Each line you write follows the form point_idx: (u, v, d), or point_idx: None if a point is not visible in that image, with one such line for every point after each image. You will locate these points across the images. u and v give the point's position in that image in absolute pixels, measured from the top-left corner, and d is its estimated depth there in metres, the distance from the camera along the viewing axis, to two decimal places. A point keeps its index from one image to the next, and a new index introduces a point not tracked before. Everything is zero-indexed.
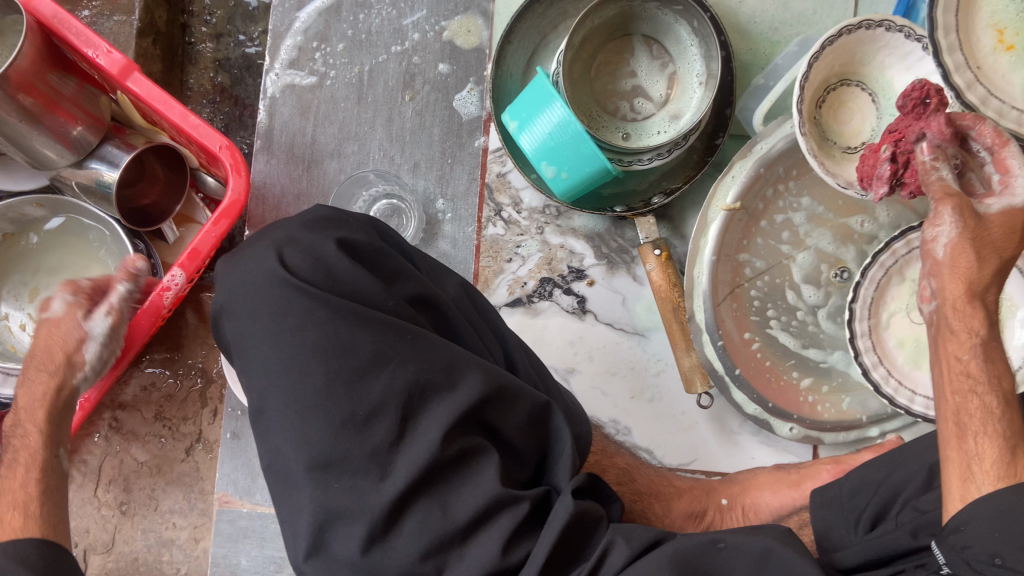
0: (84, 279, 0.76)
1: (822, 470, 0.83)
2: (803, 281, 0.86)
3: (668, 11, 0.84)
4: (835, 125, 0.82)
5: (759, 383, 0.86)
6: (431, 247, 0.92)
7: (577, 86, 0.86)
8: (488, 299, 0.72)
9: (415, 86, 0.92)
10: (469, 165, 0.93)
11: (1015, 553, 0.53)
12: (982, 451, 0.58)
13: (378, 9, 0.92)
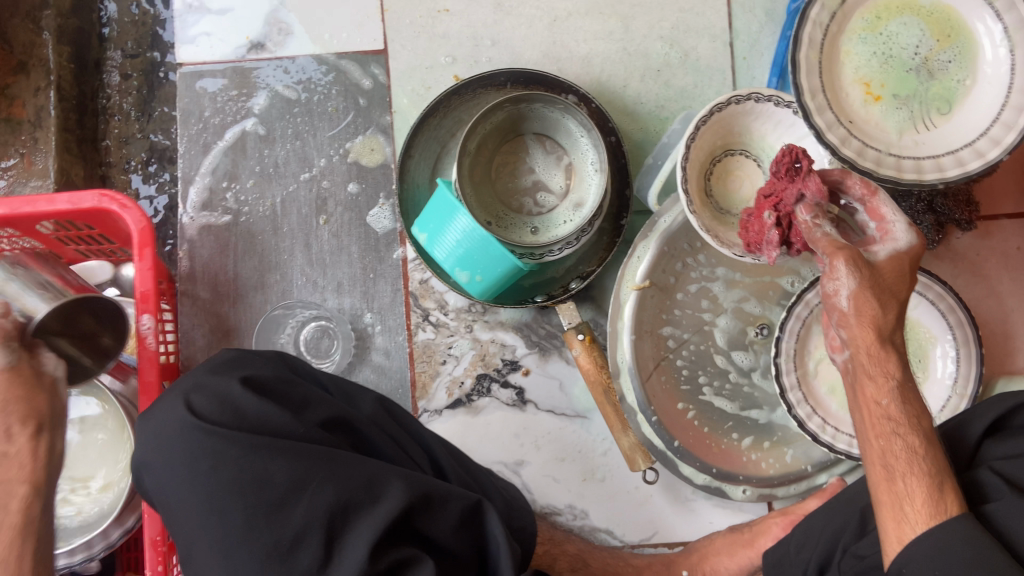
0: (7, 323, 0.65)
1: (773, 525, 0.85)
2: (727, 344, 0.89)
3: (554, 108, 0.87)
4: (727, 195, 0.85)
5: (701, 450, 0.87)
6: (365, 362, 0.94)
7: (480, 191, 0.89)
8: (406, 411, 0.75)
9: (329, 209, 0.95)
10: (392, 277, 0.95)
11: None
12: (913, 491, 0.55)
13: (282, 142, 0.95)
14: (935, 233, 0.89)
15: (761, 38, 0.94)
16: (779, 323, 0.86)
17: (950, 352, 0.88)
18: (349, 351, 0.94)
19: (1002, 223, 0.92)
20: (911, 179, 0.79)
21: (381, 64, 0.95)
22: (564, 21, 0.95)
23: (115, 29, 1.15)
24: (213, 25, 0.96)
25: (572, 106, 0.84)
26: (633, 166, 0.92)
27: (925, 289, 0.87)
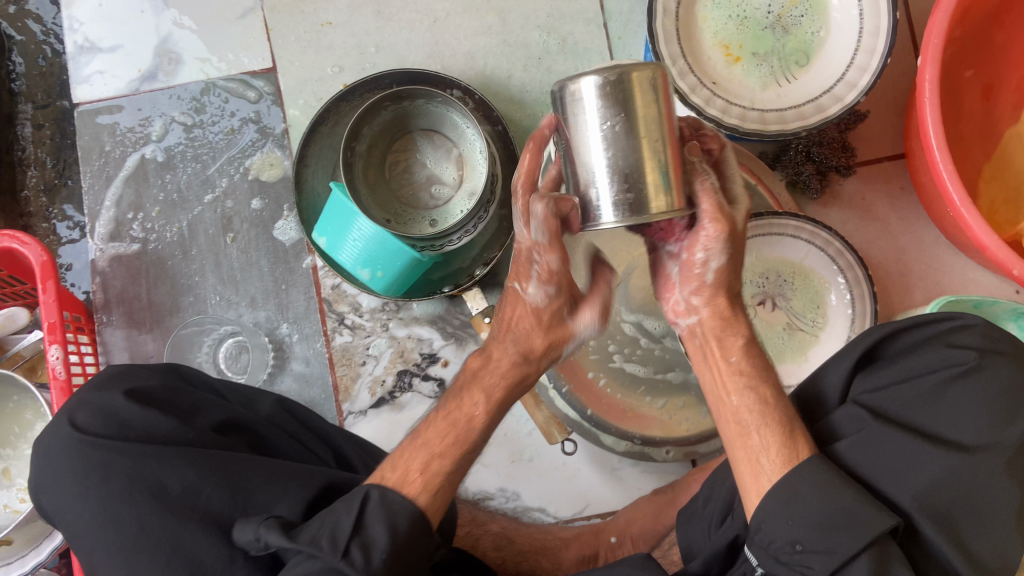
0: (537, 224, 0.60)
1: (693, 481, 0.86)
2: (633, 311, 0.90)
3: (435, 104, 0.90)
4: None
5: (614, 416, 0.89)
6: (285, 372, 0.96)
7: (375, 191, 0.92)
8: (311, 413, 0.77)
9: (234, 227, 0.98)
10: (304, 286, 0.97)
11: (812, 535, 0.52)
12: (766, 443, 0.57)
13: (183, 167, 0.99)
14: (819, 183, 0.92)
15: (633, 16, 0.98)
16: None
17: (845, 296, 0.91)
18: (268, 363, 0.96)
19: (884, 165, 0.95)
20: (775, 130, 0.83)
21: (273, 81, 0.99)
22: (444, 21, 0.99)
23: (24, 83, 1.06)
24: (105, 64, 1.01)
25: (449, 98, 0.87)
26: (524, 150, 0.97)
27: (813, 235, 0.89)
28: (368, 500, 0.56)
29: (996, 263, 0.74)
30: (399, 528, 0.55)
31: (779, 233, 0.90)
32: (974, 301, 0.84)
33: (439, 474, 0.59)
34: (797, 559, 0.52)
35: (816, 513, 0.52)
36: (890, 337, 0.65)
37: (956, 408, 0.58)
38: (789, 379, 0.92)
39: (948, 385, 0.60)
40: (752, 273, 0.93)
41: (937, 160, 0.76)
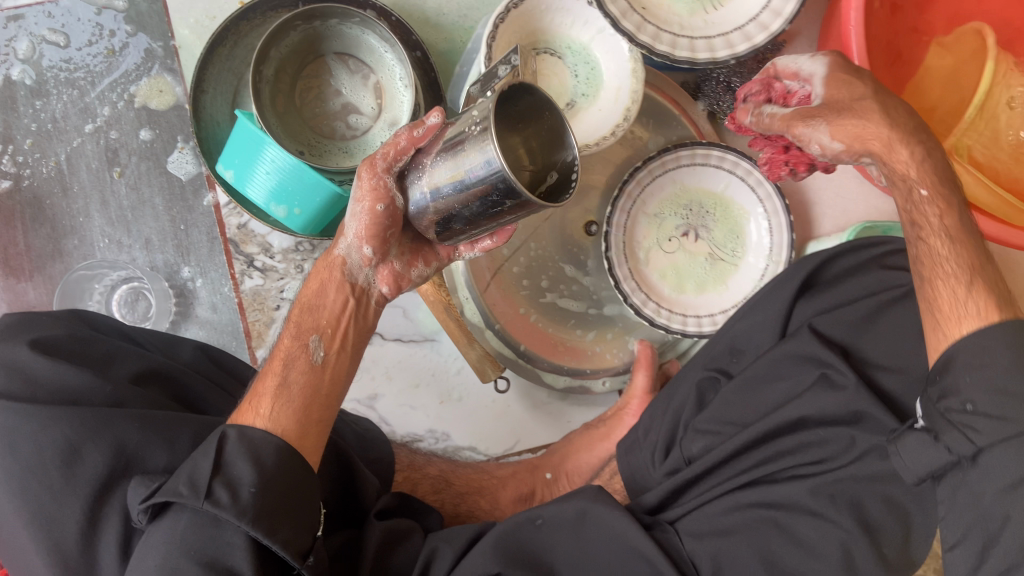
0: (386, 184, 0.58)
1: (625, 414, 0.86)
2: (564, 247, 0.90)
3: (350, 25, 0.83)
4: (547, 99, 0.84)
5: (548, 350, 0.89)
6: (190, 319, 0.89)
7: (284, 121, 0.84)
8: (235, 360, 0.75)
9: (121, 160, 0.88)
10: (206, 226, 0.89)
11: (986, 396, 0.50)
12: (940, 292, 0.56)
13: (57, 93, 0.87)
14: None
15: None
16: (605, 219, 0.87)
17: (762, 224, 0.88)
18: (170, 311, 0.89)
19: None
20: (705, 60, 0.81)
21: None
22: None
23: None
24: None
25: (368, 18, 0.80)
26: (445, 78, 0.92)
27: (734, 166, 0.87)
28: (226, 439, 0.53)
29: None
30: (266, 464, 0.53)
31: (696, 164, 0.88)
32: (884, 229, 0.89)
33: (280, 406, 0.57)
34: (958, 418, 0.51)
35: (1001, 374, 0.50)
36: (829, 263, 0.71)
37: (893, 329, 0.65)
38: (712, 308, 0.89)
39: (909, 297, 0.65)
40: (676, 205, 0.90)
41: None
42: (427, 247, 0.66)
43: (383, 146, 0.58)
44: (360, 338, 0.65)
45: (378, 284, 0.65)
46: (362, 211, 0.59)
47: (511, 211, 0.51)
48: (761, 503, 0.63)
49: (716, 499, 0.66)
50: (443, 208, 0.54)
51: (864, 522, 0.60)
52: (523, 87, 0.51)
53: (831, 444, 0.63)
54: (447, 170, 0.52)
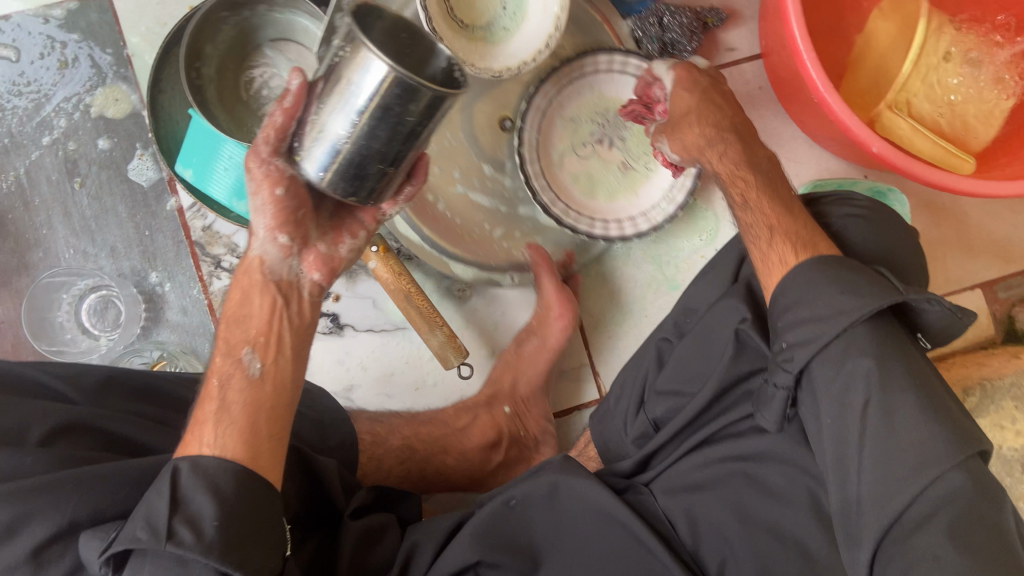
0: (277, 163, 0.58)
1: (554, 326, 0.88)
2: (475, 134, 0.90)
3: (276, 9, 0.84)
4: (471, 10, 0.84)
5: (454, 242, 0.90)
6: (160, 323, 0.89)
7: (222, 86, 0.84)
8: (167, 384, 0.70)
9: (81, 170, 0.89)
10: (170, 230, 0.89)
11: (795, 331, 0.61)
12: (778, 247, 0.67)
13: (11, 107, 0.88)
14: (660, 51, 0.91)
15: None
16: (519, 115, 0.86)
17: None
18: (139, 316, 0.89)
19: (743, 67, 0.99)
20: None
21: (106, 9, 0.88)
22: None
23: None
24: None
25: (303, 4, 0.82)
26: None
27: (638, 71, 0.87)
28: (178, 474, 0.51)
29: (857, 141, 0.80)
30: (225, 492, 0.52)
31: (615, 68, 0.88)
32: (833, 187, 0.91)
33: (225, 433, 0.55)
34: (782, 356, 0.61)
35: (807, 308, 0.60)
36: None
37: None
38: (621, 216, 0.91)
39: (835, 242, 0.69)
40: (592, 111, 0.91)
41: (800, 48, 0.80)
42: (350, 218, 0.65)
43: (262, 130, 0.57)
44: (300, 338, 0.63)
45: (302, 269, 0.64)
46: (263, 202, 0.59)
47: (426, 121, 0.52)
48: (731, 457, 0.66)
49: (687, 454, 0.69)
50: (353, 155, 0.53)
51: None
52: (375, 9, 0.53)
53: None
54: (336, 108, 0.52)
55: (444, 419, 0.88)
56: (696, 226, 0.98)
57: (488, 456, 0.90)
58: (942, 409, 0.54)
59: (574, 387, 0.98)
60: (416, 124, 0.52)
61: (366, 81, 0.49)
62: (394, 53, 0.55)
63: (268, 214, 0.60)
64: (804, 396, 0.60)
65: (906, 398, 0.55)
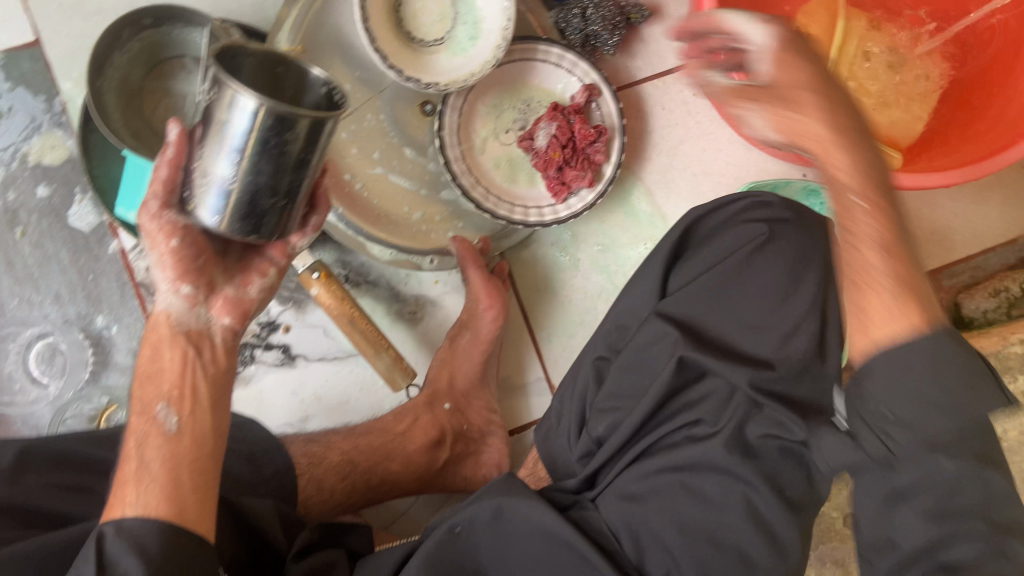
0: (166, 216, 0.64)
1: (484, 316, 0.89)
2: (396, 121, 0.90)
3: (142, 33, 0.81)
4: (417, 30, 0.87)
5: (381, 226, 0.89)
6: (109, 367, 0.90)
7: (128, 118, 0.82)
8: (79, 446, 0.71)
9: (21, 219, 0.88)
10: (114, 273, 0.90)
11: (906, 406, 0.53)
12: (873, 304, 0.55)
13: None
14: (582, 42, 0.96)
15: None
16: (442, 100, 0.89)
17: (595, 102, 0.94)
18: (87, 361, 0.89)
19: (677, 75, 1.01)
20: None
21: (37, 57, 0.88)
22: None
23: None
24: None
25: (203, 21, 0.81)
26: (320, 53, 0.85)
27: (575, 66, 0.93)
28: (103, 538, 0.56)
29: (784, 144, 0.82)
30: (151, 550, 0.55)
31: (542, 60, 0.93)
32: (772, 186, 0.92)
33: (146, 492, 0.58)
34: (877, 425, 0.55)
35: (914, 394, 0.53)
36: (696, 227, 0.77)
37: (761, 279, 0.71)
38: (542, 203, 0.96)
39: (756, 253, 0.72)
40: (512, 99, 0.96)
41: (724, 55, 0.81)
42: (256, 259, 0.71)
43: (151, 188, 0.64)
44: (217, 384, 0.67)
45: (205, 314, 0.68)
46: (161, 255, 0.64)
47: (312, 147, 0.61)
48: (670, 468, 0.68)
49: (630, 467, 0.71)
50: (243, 188, 0.60)
51: (762, 468, 0.66)
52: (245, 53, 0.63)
53: (711, 399, 0.69)
54: (217, 151, 0.60)
55: (384, 424, 0.88)
56: (641, 232, 1.00)
57: (434, 455, 0.90)
58: (1001, 469, 0.55)
59: (524, 402, 0.99)
60: (301, 153, 0.60)
61: (238, 115, 0.57)
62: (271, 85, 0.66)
63: (168, 267, 0.66)
64: (879, 471, 0.56)
65: (995, 489, 0.54)
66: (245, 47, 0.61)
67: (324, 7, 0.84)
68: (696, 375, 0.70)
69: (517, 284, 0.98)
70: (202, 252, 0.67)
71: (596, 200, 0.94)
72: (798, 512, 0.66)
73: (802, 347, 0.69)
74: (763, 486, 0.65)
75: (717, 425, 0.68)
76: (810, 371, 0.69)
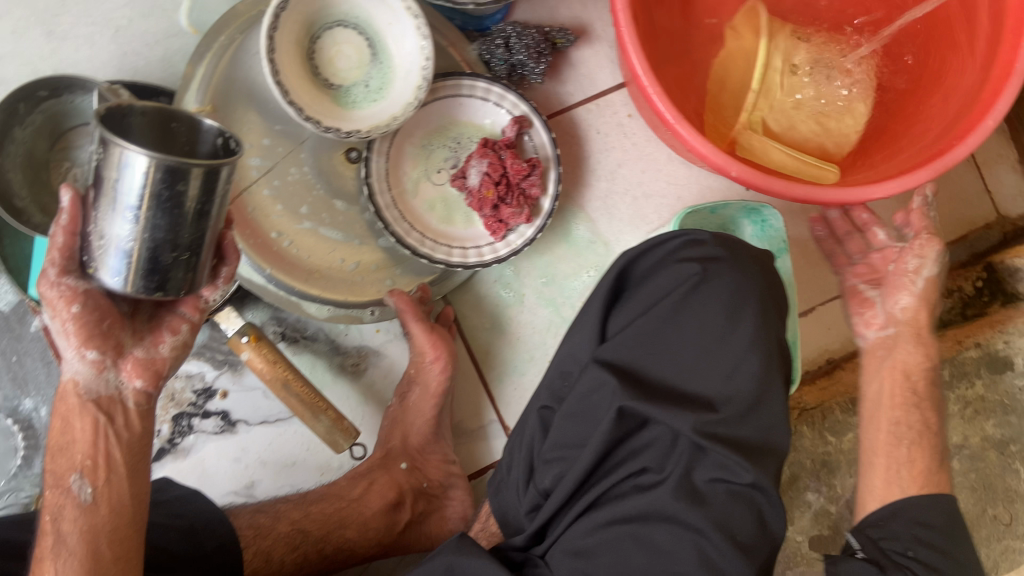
0: (66, 282, 0.64)
1: (430, 368, 0.86)
2: (321, 171, 0.87)
3: (41, 104, 0.78)
4: (334, 77, 0.84)
5: (318, 284, 0.87)
6: (41, 450, 0.87)
7: (37, 195, 0.80)
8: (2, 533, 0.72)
9: None
10: (38, 352, 0.86)
11: (922, 549, 0.70)
12: (913, 459, 0.77)
13: None
14: (509, 72, 0.93)
15: None
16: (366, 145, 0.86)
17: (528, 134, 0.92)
18: (17, 446, 0.86)
19: (611, 97, 0.98)
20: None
21: None
22: (126, 29, 0.87)
23: None
24: None
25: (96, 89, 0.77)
26: (233, 105, 0.82)
27: (501, 98, 0.90)
28: None
29: (715, 168, 0.78)
30: None
31: (468, 95, 0.90)
32: (709, 208, 0.91)
33: (67, 564, 0.64)
34: (884, 544, 0.71)
35: (943, 541, 0.71)
36: (629, 269, 0.74)
37: (696, 319, 0.68)
38: (480, 241, 0.93)
39: (692, 293, 0.69)
40: (440, 137, 0.93)
41: (645, 83, 0.78)
42: (168, 317, 0.72)
43: (49, 254, 0.64)
44: (135, 453, 0.71)
45: (118, 378, 0.69)
46: (64, 322, 0.65)
47: (206, 201, 0.60)
48: (618, 520, 0.65)
49: (577, 521, 0.67)
50: (141, 248, 0.60)
51: (712, 515, 0.63)
52: (133, 108, 0.62)
53: (656, 446, 0.67)
54: (112, 212, 0.60)
55: (337, 490, 0.86)
56: (583, 260, 0.97)
57: (394, 518, 0.88)
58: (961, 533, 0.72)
59: (481, 445, 0.96)
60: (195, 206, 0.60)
61: (126, 173, 0.57)
62: (161, 138, 0.65)
63: (73, 334, 0.66)
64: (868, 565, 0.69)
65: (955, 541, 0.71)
66: (136, 102, 0.61)
67: (234, 61, 0.81)
68: (637, 423, 0.67)
69: (461, 326, 0.96)
70: (107, 315, 0.68)
71: (535, 235, 0.91)
72: (750, 556, 0.63)
73: (743, 387, 0.67)
74: (714, 533, 0.62)
75: (662, 472, 0.65)
76: (754, 409, 0.67)
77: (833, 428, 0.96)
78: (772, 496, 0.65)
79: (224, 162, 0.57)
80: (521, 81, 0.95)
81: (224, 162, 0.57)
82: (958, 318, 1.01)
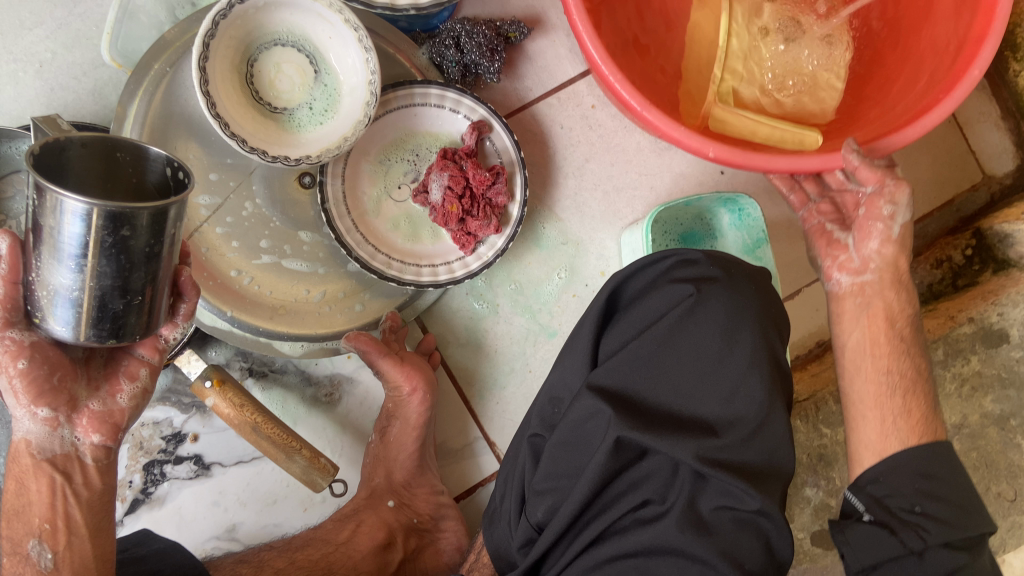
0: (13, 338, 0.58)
1: (411, 402, 0.84)
2: (275, 200, 0.82)
3: None
4: (276, 100, 0.79)
5: (283, 319, 0.83)
6: None
7: None
8: None
9: None
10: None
11: (928, 502, 0.67)
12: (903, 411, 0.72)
13: None
14: (462, 74, 0.88)
15: None
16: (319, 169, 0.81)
17: (490, 140, 0.87)
18: None
19: (572, 89, 0.93)
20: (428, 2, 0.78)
21: None
22: (51, 63, 0.82)
23: None
24: None
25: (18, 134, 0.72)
26: (168, 138, 0.77)
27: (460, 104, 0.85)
28: None
29: (690, 152, 0.72)
30: None
31: (423, 104, 0.85)
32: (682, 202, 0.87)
33: None
34: (890, 501, 0.69)
35: (947, 490, 0.68)
36: (621, 290, 0.71)
37: (694, 342, 0.65)
38: (450, 256, 0.89)
39: (686, 316, 0.66)
40: (400, 150, 0.88)
41: (606, 74, 0.71)
42: (127, 361, 0.66)
43: None
44: (96, 513, 0.67)
45: (73, 432, 0.64)
46: (11, 379, 0.59)
47: (159, 240, 0.52)
48: (620, 555, 0.62)
49: (578, 556, 0.65)
50: (91, 300, 0.53)
51: (719, 545, 0.61)
52: (70, 140, 0.52)
53: (656, 477, 0.64)
54: (53, 260, 0.52)
55: (324, 535, 0.85)
56: (555, 263, 0.94)
57: (385, 558, 0.88)
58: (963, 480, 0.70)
59: (468, 465, 0.95)
60: (147, 247, 0.52)
61: (69, 219, 0.49)
62: (106, 167, 0.56)
63: (21, 390, 0.60)
64: (875, 531, 0.68)
65: (957, 488, 0.69)
66: (72, 134, 0.51)
67: (168, 94, 0.76)
68: (636, 453, 0.64)
69: (443, 350, 0.92)
70: (60, 367, 0.62)
71: (506, 245, 0.87)
72: None
73: (745, 411, 0.64)
74: (722, 564, 0.60)
75: (665, 503, 0.63)
76: (757, 433, 0.64)
77: (827, 419, 0.93)
78: (778, 522, 0.63)
79: (174, 200, 0.49)
80: (477, 81, 0.90)
81: (174, 200, 0.49)
82: (948, 290, 1.00)
